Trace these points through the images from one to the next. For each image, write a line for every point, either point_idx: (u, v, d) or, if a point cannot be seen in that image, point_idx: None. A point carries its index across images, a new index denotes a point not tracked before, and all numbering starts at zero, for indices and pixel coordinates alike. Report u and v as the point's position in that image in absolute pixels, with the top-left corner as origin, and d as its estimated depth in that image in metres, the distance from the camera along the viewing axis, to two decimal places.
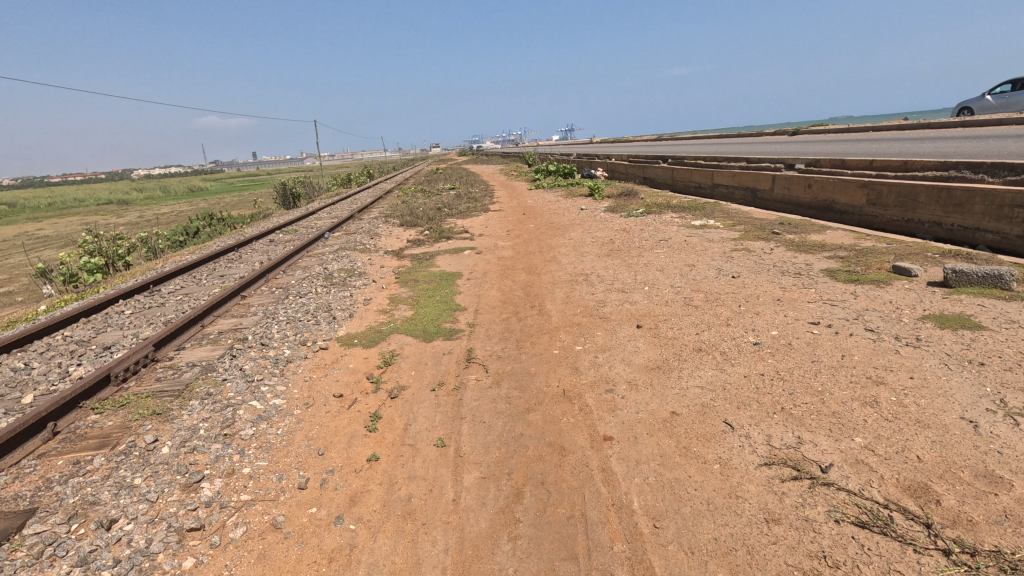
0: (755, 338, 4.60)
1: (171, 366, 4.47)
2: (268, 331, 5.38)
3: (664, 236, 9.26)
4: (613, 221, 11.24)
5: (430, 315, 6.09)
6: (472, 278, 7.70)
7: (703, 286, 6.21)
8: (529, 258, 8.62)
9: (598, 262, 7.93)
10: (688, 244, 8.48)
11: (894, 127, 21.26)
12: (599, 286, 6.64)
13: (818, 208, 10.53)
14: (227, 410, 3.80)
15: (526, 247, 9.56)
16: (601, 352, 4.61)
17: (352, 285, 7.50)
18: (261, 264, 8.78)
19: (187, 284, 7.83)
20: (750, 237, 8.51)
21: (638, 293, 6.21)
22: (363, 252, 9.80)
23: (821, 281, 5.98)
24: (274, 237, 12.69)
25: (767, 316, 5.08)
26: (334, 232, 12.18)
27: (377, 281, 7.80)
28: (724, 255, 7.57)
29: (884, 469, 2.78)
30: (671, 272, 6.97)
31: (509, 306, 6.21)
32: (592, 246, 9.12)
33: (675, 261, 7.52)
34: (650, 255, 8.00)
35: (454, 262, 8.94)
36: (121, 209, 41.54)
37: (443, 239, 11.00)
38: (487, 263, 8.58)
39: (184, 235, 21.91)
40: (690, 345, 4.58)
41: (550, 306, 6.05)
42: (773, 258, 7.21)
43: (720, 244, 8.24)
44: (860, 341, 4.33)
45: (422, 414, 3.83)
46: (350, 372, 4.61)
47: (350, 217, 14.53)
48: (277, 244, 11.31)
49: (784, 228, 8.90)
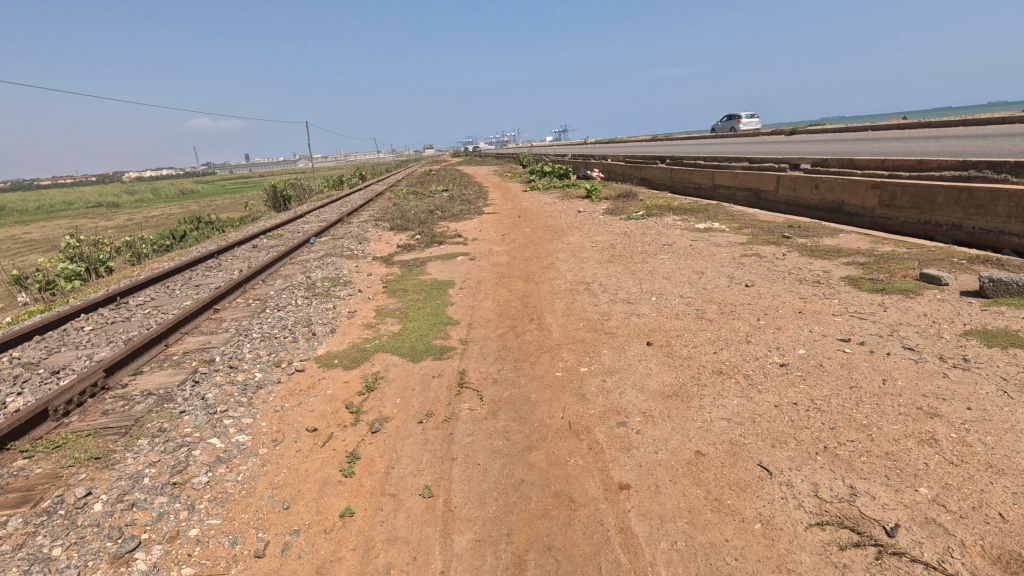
0: (781, 358, 4.12)
1: (122, 396, 3.94)
2: (238, 351, 4.85)
3: (668, 240, 8.79)
4: (612, 224, 10.76)
5: (419, 330, 5.57)
6: (465, 287, 7.20)
7: (715, 296, 5.73)
8: (526, 265, 8.12)
9: (599, 269, 7.45)
10: (694, 249, 8.01)
11: (894, 126, 20.89)
12: (602, 297, 6.14)
13: (827, 210, 10.11)
14: (180, 451, 3.28)
15: (522, 253, 9.05)
16: (608, 376, 4.12)
17: (336, 295, 6.98)
18: (240, 273, 8.23)
19: (159, 295, 7.28)
20: (759, 242, 8.04)
21: (645, 304, 5.72)
22: (350, 258, 9.27)
23: (844, 291, 5.51)
24: (258, 242, 12.13)
25: (791, 332, 4.60)
26: (321, 237, 11.64)
27: (364, 291, 7.28)
28: (734, 261, 7.10)
29: (962, 531, 2.30)
30: (679, 280, 6.49)
31: (505, 319, 5.71)
32: (592, 251, 8.63)
33: (682, 268, 7.05)
34: (655, 262, 7.53)
35: (446, 269, 8.43)
36: (108, 211, 40.75)
37: (435, 244, 10.49)
38: (481, 270, 8.08)
39: (170, 240, 21.31)
40: (708, 367, 4.10)
41: (550, 319, 5.56)
42: (787, 264, 6.75)
43: (727, 250, 7.78)
44: (900, 362, 3.86)
45: (407, 453, 3.32)
46: (328, 400, 4.09)
47: (339, 220, 14.00)
48: (261, 250, 10.76)
49: (794, 232, 8.45)
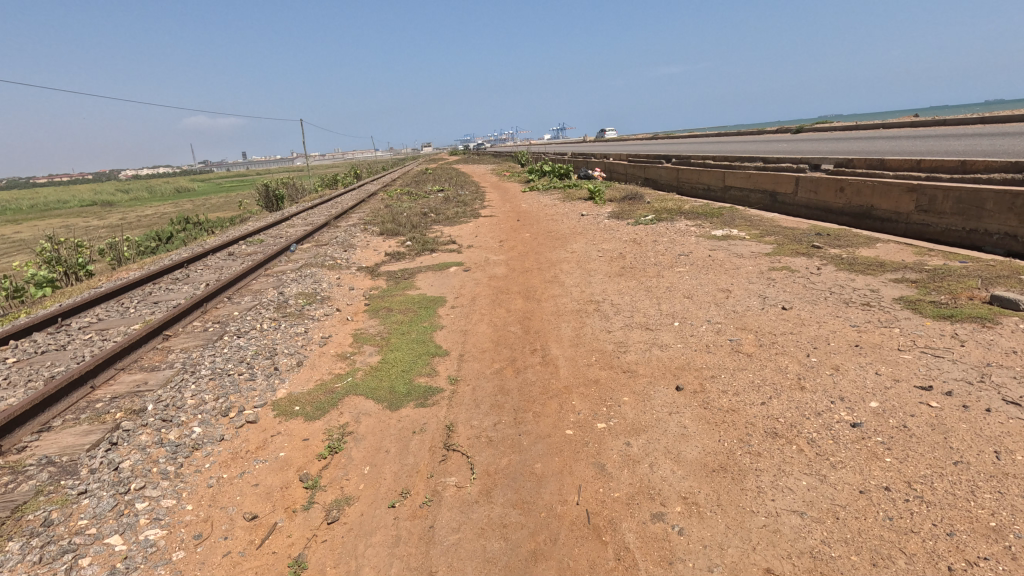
0: (850, 413, 3.27)
1: (12, 468, 3.08)
2: (178, 396, 3.99)
3: (683, 250, 7.95)
4: (620, 230, 9.91)
5: (401, 364, 4.72)
6: (457, 306, 6.33)
7: (749, 322, 4.90)
8: (526, 278, 7.27)
9: (609, 285, 6.60)
10: (714, 261, 7.16)
11: (907, 125, 20.09)
12: (615, 321, 5.29)
13: (854, 215, 9.30)
14: (62, 561, 2.43)
15: (522, 263, 8.19)
16: (633, 437, 3.27)
17: (310, 316, 6.13)
18: (206, 287, 7.36)
19: (109, 314, 6.40)
20: (787, 253, 7.19)
21: (667, 332, 4.87)
22: (332, 269, 8.41)
23: (902, 317, 4.67)
24: (237, 248, 11.26)
25: (852, 373, 3.76)
26: (304, 243, 10.79)
27: (343, 310, 6.42)
28: (763, 277, 6.25)
29: None
30: (703, 301, 5.64)
31: (503, 350, 4.85)
32: (599, 262, 7.77)
33: (703, 284, 6.20)
34: (672, 276, 6.68)
35: (438, 282, 7.57)
36: (99, 210, 39.91)
37: (427, 252, 9.62)
38: (476, 284, 7.24)
39: (156, 243, 20.45)
40: (759, 426, 3.26)
41: (556, 351, 4.70)
42: (824, 281, 5.92)
43: (752, 262, 6.92)
44: (1009, 423, 3.00)
45: (371, 561, 2.48)
46: (278, 469, 3.24)
47: (326, 224, 13.16)
48: (237, 257, 9.90)
49: (823, 240, 7.62)
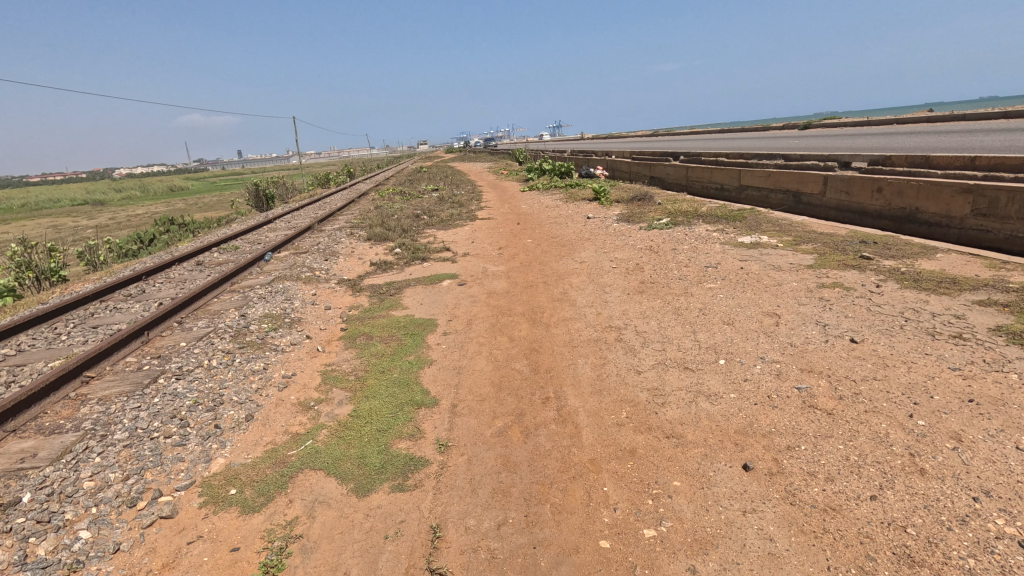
0: (1013, 522, 2.27)
1: None
2: (69, 478, 2.97)
3: (709, 261, 6.96)
4: (632, 235, 8.92)
5: (378, 419, 3.70)
6: (450, 332, 5.32)
7: (815, 362, 3.91)
8: (530, 296, 6.26)
9: (629, 305, 5.60)
10: (749, 276, 6.16)
11: (924, 120, 19.18)
12: (643, 358, 4.29)
13: (894, 219, 8.38)
14: None
15: (524, 276, 7.18)
16: (698, 561, 2.28)
17: (273, 347, 5.10)
18: (159, 307, 6.32)
19: (34, 343, 5.35)
20: (833, 265, 6.20)
21: (712, 377, 3.86)
22: (308, 284, 7.39)
23: (1014, 355, 3.67)
24: (208, 255, 10.18)
25: (986, 448, 2.75)
26: (283, 251, 9.76)
27: (314, 338, 5.41)
28: (813, 297, 5.26)
29: None
30: (748, 329, 4.64)
31: (508, 399, 3.84)
32: (613, 275, 6.78)
33: (743, 305, 5.21)
34: (702, 295, 5.69)
35: (429, 299, 6.56)
36: (86, 210, 38.64)
37: (418, 261, 8.62)
38: (473, 303, 6.23)
39: (137, 245, 19.34)
40: (880, 542, 2.26)
41: (575, 403, 3.70)
42: (891, 302, 4.93)
43: (794, 278, 5.94)
44: None
45: None
46: None
47: (310, 228, 12.12)
48: (205, 267, 8.85)
49: (872, 249, 6.63)
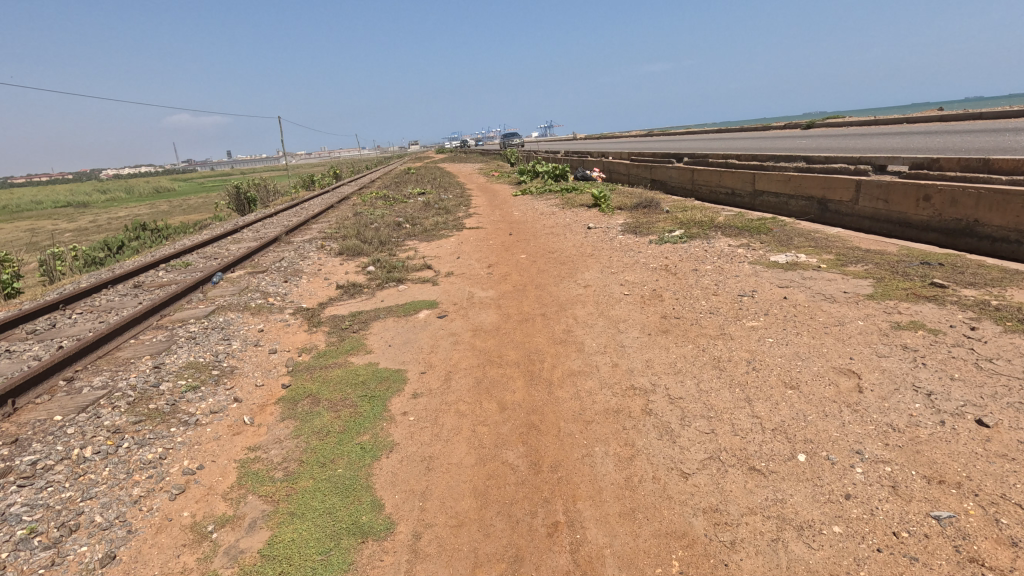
0: None
1: None
2: None
3: (741, 286, 5.78)
4: (642, 250, 7.74)
5: (300, 566, 2.45)
6: (424, 393, 4.06)
7: (943, 465, 2.69)
8: (526, 336, 5.02)
9: (653, 354, 4.37)
10: (797, 310, 4.96)
11: (938, 118, 18.13)
12: (687, 451, 3.06)
13: (945, 232, 7.24)
14: None
15: (518, 305, 5.94)
16: None
17: (184, 418, 3.82)
18: (56, 352, 4.99)
19: None
20: (900, 296, 5.00)
21: (796, 492, 2.64)
22: (257, 315, 6.11)
23: None
24: (153, 274, 8.81)
25: None
26: (238, 269, 8.42)
27: (246, 401, 4.13)
28: (893, 345, 4.04)
29: None
30: (823, 399, 3.42)
31: (499, 529, 2.60)
32: (627, 305, 5.57)
33: (804, 358, 4.00)
34: (745, 338, 4.47)
35: (400, 337, 5.31)
36: (62, 212, 37.04)
37: (393, 282, 7.36)
38: (455, 345, 4.98)
39: (104, 252, 17.92)
40: None
41: (597, 541, 2.48)
42: (1004, 354, 3.72)
43: (856, 314, 4.74)
44: None
45: None
46: None
47: (276, 239, 10.79)
48: (141, 291, 7.50)
49: (941, 272, 5.46)
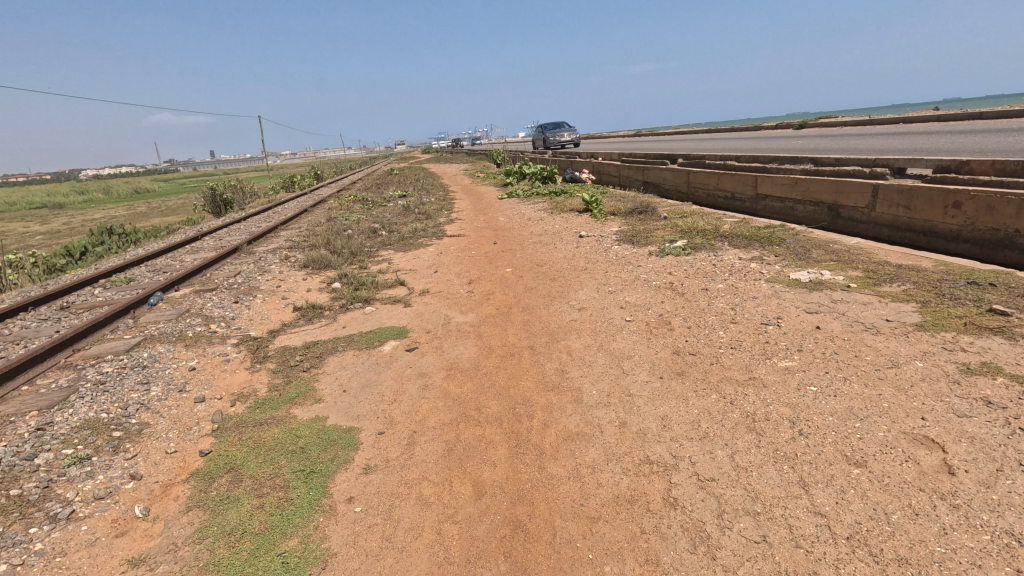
0: None
1: None
2: None
3: (763, 311, 4.94)
4: (641, 264, 6.89)
5: None
6: (379, 467, 3.14)
7: None
8: (510, 379, 4.11)
9: (668, 407, 3.49)
10: (837, 345, 4.12)
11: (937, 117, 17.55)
12: None
13: (979, 243, 6.47)
14: None
15: (501, 334, 5.05)
16: None
17: (56, 509, 2.86)
18: None
19: None
20: (957, 327, 4.18)
21: None
22: (192, 347, 5.15)
23: None
24: (88, 292, 7.75)
25: None
26: (184, 286, 7.41)
27: (148, 477, 3.19)
28: (972, 399, 3.21)
29: None
30: (906, 487, 2.56)
31: None
32: (630, 336, 4.70)
33: (863, 417, 3.14)
34: (781, 386, 3.61)
35: (359, 378, 4.37)
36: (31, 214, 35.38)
37: (359, 302, 6.42)
38: (424, 391, 4.06)
39: (66, 259, 16.71)
40: None
41: None
42: None
43: (911, 351, 3.91)
44: None
45: None
46: None
47: (237, 250, 9.76)
48: (64, 315, 6.46)
49: (996, 295, 4.66)
